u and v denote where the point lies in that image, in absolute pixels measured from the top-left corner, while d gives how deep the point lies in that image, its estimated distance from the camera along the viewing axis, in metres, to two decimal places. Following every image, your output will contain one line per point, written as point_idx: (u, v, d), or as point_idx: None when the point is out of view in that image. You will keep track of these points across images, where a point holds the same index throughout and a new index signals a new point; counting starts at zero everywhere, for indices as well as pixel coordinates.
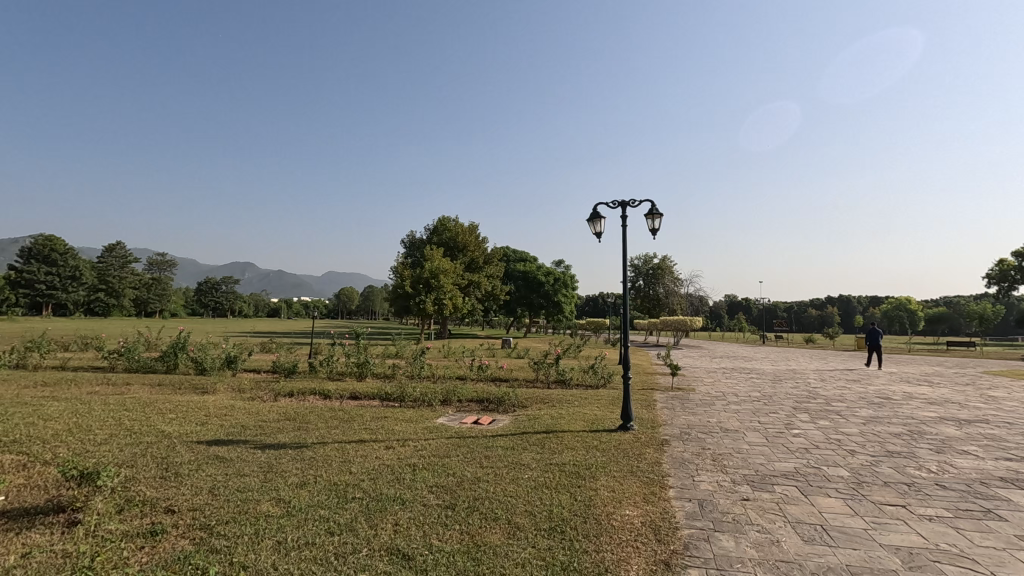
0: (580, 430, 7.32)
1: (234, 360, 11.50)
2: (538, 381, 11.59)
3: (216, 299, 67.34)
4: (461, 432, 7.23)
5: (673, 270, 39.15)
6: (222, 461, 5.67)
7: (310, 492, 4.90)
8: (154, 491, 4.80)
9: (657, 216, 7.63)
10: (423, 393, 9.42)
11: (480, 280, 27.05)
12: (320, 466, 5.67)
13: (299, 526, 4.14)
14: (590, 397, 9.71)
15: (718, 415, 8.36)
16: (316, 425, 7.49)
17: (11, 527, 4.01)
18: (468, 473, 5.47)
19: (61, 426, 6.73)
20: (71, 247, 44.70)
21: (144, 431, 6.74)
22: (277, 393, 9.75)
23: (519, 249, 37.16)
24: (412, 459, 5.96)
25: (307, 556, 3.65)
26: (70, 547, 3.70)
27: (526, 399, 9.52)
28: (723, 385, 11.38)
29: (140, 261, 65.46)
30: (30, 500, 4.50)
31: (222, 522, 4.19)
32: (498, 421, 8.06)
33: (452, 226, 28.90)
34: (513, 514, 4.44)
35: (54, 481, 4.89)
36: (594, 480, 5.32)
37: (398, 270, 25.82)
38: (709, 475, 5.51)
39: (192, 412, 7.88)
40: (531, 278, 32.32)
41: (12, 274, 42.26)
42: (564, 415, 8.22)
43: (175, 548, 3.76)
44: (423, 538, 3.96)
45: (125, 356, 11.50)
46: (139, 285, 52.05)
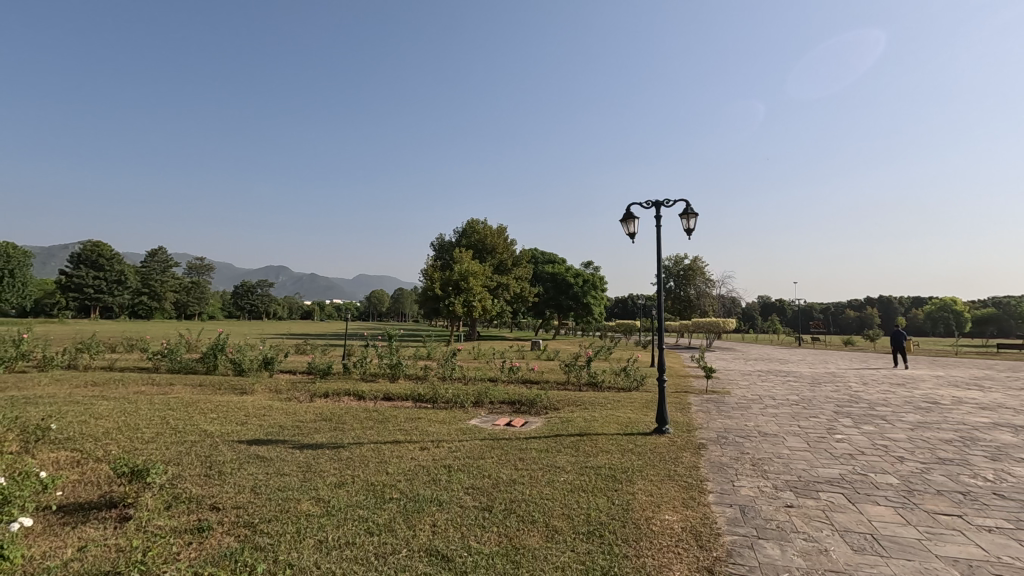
0: (614, 433, 7.23)
1: (271, 361, 11.78)
2: (569, 383, 11.53)
3: (251, 302, 69.16)
4: (494, 434, 7.24)
5: (704, 271, 38.44)
6: (263, 460, 5.80)
7: (348, 492, 4.97)
8: (200, 488, 4.94)
9: (692, 215, 7.50)
10: (455, 394, 9.46)
11: (508, 282, 27.10)
12: (357, 466, 5.74)
13: (338, 525, 4.20)
14: (623, 400, 9.60)
15: (755, 419, 8.15)
16: (351, 425, 7.61)
17: (67, 521, 4.17)
18: (504, 475, 5.47)
19: (110, 425, 7.00)
20: (117, 252, 46.56)
21: (188, 430, 6.93)
22: (313, 393, 9.96)
23: (547, 251, 37.08)
24: (447, 460, 5.99)
25: (348, 556, 3.69)
26: (122, 542, 3.82)
27: (558, 401, 9.48)
28: (759, 388, 11.12)
29: (181, 266, 67.81)
30: (84, 495, 4.68)
31: (265, 520, 4.28)
32: (531, 423, 8.03)
33: (481, 229, 29.05)
34: (551, 517, 4.41)
35: (106, 478, 5.08)
36: (631, 484, 5.24)
37: (427, 273, 26.03)
38: (749, 480, 5.38)
39: (232, 412, 8.09)
40: (559, 279, 32.23)
41: (63, 279, 44.26)
42: (597, 418, 8.13)
43: (221, 545, 3.86)
44: (462, 539, 3.97)
45: (168, 357, 11.91)
46: (179, 288, 53.89)
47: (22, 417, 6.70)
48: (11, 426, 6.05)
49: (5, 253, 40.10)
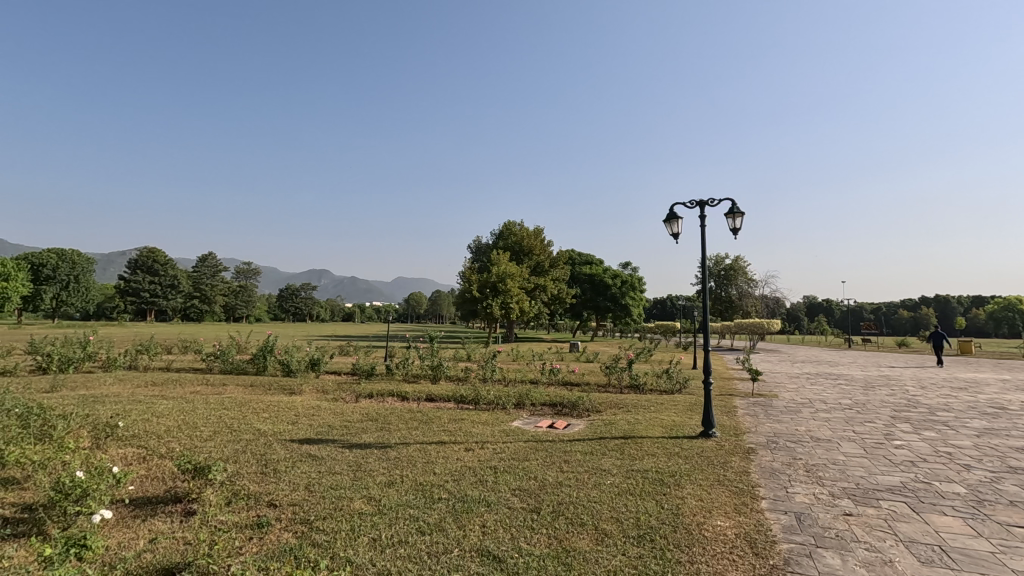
0: (659, 436, 7.12)
1: (318, 362, 12.15)
2: (610, 385, 11.44)
3: (295, 304, 71.25)
4: (537, 436, 7.25)
5: (746, 270, 37.51)
6: (315, 459, 5.95)
7: (398, 492, 5.05)
8: (258, 485, 5.13)
9: (739, 214, 7.33)
10: (497, 396, 9.51)
11: (546, 284, 27.08)
12: (405, 466, 5.85)
13: (390, 524, 4.28)
14: (666, 403, 9.45)
15: (806, 423, 7.89)
16: (397, 426, 7.75)
17: (137, 514, 4.40)
18: (550, 477, 5.47)
19: (172, 423, 7.34)
20: (170, 258, 48.87)
21: (243, 429, 7.21)
22: (358, 393, 10.20)
23: (584, 253, 36.84)
24: (493, 462, 6.02)
25: (402, 554, 3.76)
26: (189, 535, 4.00)
27: (600, 403, 9.40)
28: (809, 391, 10.76)
29: (229, 270, 70.44)
30: (152, 490, 4.93)
31: (320, 517, 4.40)
32: (573, 425, 8.00)
33: (517, 231, 29.09)
34: (600, 520, 4.38)
35: (171, 473, 5.33)
36: (681, 488, 5.16)
37: (465, 275, 26.22)
38: (804, 487, 5.21)
39: (283, 412, 8.35)
40: (597, 281, 31.99)
41: (121, 283, 46.73)
42: (641, 421, 8.02)
43: (281, 541, 3.99)
44: (512, 540, 4.00)
45: (221, 358, 12.43)
46: (228, 292, 55.94)
47: (93, 415, 7.10)
48: (84, 423, 6.43)
49: (71, 259, 42.79)
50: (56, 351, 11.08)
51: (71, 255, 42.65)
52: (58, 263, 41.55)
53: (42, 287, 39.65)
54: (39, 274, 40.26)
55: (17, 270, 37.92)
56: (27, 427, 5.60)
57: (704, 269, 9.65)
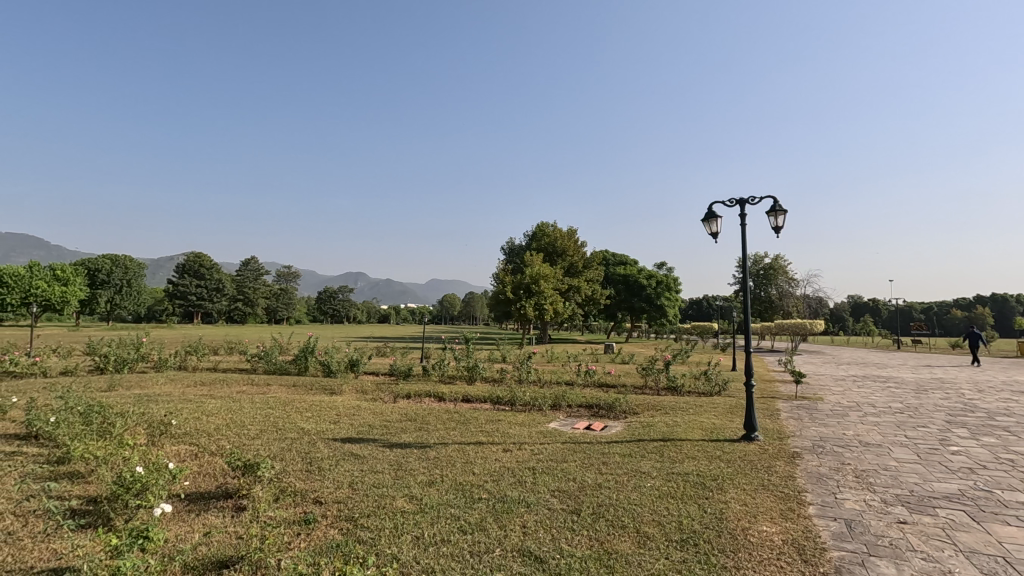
0: (699, 439, 7.01)
1: (357, 363, 12.42)
2: (646, 387, 11.29)
3: (333, 307, 72.82)
4: (574, 437, 7.20)
5: (786, 269, 36.35)
6: (357, 458, 6.08)
7: (438, 491, 5.12)
8: (304, 483, 5.27)
9: (781, 212, 7.15)
10: (534, 397, 9.50)
11: (580, 284, 26.96)
12: (444, 466, 5.92)
13: (432, 523, 4.33)
14: (706, 405, 9.26)
15: (854, 428, 7.62)
16: (435, 426, 7.86)
17: (192, 508, 4.59)
18: (589, 479, 5.44)
19: (221, 421, 7.62)
20: (215, 262, 50.70)
21: (288, 427, 7.43)
22: (396, 394, 10.37)
23: (618, 253, 36.45)
24: (531, 463, 6.03)
25: (445, 552, 3.81)
26: (241, 530, 4.15)
27: (638, 405, 9.29)
28: (856, 394, 10.38)
29: (270, 273, 72.43)
30: (205, 486, 5.14)
31: (364, 515, 4.50)
32: (610, 427, 7.95)
33: (551, 232, 29.04)
34: (641, 523, 4.34)
35: (221, 470, 5.54)
36: (723, 492, 5.06)
37: (499, 276, 26.31)
38: (853, 493, 5.04)
39: (325, 412, 8.56)
40: (631, 281, 31.63)
41: (170, 287, 48.73)
42: (680, 423, 7.90)
43: (327, 537, 4.09)
44: (554, 541, 4.00)
45: (265, 359, 12.82)
46: (270, 294, 57.65)
47: (148, 413, 7.44)
48: (140, 421, 6.75)
49: (123, 264, 44.82)
50: (112, 352, 11.64)
51: (125, 261, 44.74)
52: (113, 268, 43.64)
53: (97, 292, 41.73)
54: (95, 278, 42.47)
55: (75, 275, 40.07)
56: (89, 424, 5.93)
57: (744, 269, 9.44)
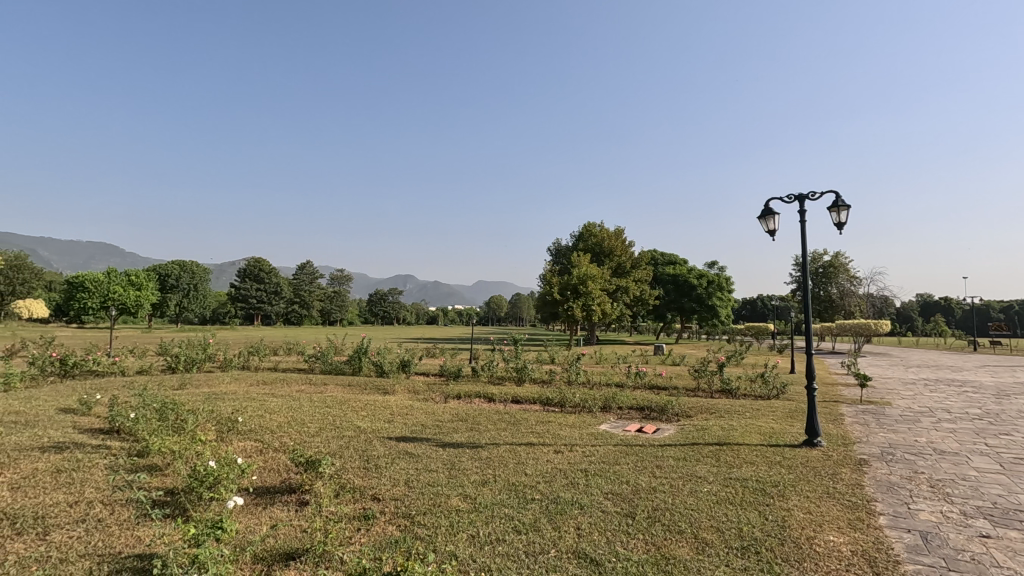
0: (757, 443, 6.78)
1: (408, 364, 12.71)
2: (699, 390, 11.00)
3: (384, 308, 74.61)
4: (626, 440, 7.11)
5: (847, 266, 34.63)
6: (411, 457, 6.22)
7: (492, 491, 5.17)
8: (362, 480, 5.44)
9: (843, 207, 6.82)
10: (583, 398, 9.44)
11: (628, 285, 26.59)
12: (497, 466, 5.98)
13: (487, 522, 4.38)
14: (763, 409, 8.94)
15: (928, 434, 7.17)
16: (486, 426, 7.93)
17: (259, 502, 4.82)
18: (643, 483, 5.36)
19: (283, 419, 7.95)
20: (274, 267, 52.86)
21: (345, 426, 7.68)
22: (447, 395, 10.54)
23: (667, 252, 35.67)
24: (582, 464, 6.01)
25: (501, 552, 3.84)
26: (305, 523, 4.31)
27: (691, 408, 9.07)
28: (929, 399, 9.76)
29: (324, 276, 74.87)
30: (271, 480, 5.38)
31: (421, 512, 4.60)
32: (663, 429, 7.80)
33: (597, 232, 28.81)
34: (699, 528, 4.25)
35: (285, 466, 5.79)
36: (785, 499, 4.87)
37: (545, 278, 26.28)
38: (929, 504, 4.75)
39: (380, 411, 8.80)
40: (681, 281, 30.94)
41: (232, 290, 51.20)
42: (737, 427, 7.66)
43: (386, 533, 4.20)
44: (609, 544, 3.97)
45: (322, 359, 13.30)
46: (325, 297, 59.66)
47: (217, 410, 7.86)
48: (209, 418, 7.14)
49: (190, 269, 47.37)
50: (182, 352, 12.36)
51: (192, 266, 47.21)
52: (180, 273, 46.19)
53: (167, 296, 44.31)
54: (165, 283, 45.09)
55: (148, 280, 42.67)
56: (165, 420, 6.32)
57: (804, 268, 9.07)
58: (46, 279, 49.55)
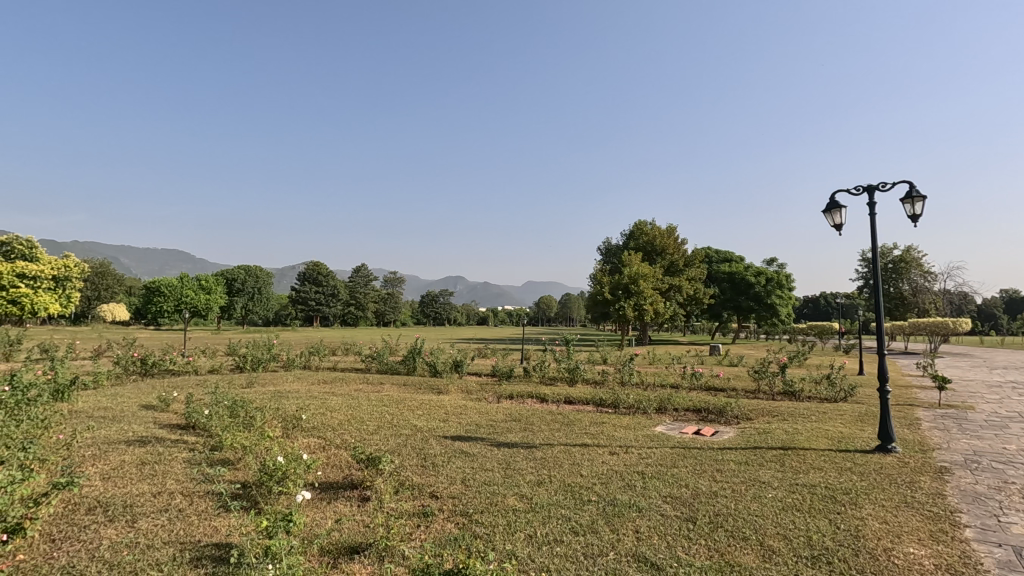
0: (825, 448, 6.47)
1: (461, 364, 12.88)
2: (759, 392, 10.59)
3: (436, 309, 75.91)
4: (683, 442, 6.95)
5: (920, 261, 32.49)
6: (467, 456, 6.30)
7: (548, 491, 5.17)
8: (421, 477, 5.56)
9: (918, 198, 6.40)
10: (638, 399, 9.29)
11: (681, 283, 25.93)
12: (552, 466, 5.97)
13: (544, 522, 4.38)
14: (829, 412, 8.52)
15: (1018, 442, 6.63)
16: (539, 427, 7.93)
17: (324, 497, 5.01)
18: (703, 487, 5.21)
19: (343, 417, 8.24)
20: (331, 270, 54.77)
21: (402, 424, 7.87)
22: (500, 395, 10.60)
23: (722, 250, 34.52)
24: (639, 466, 5.90)
25: (559, 552, 3.83)
26: (367, 518, 4.45)
27: (751, 411, 8.75)
28: (1018, 404, 9.00)
29: (379, 279, 76.97)
30: (334, 476, 5.59)
31: (479, 511, 4.65)
32: (722, 432, 7.57)
33: (648, 230, 28.24)
34: (765, 535, 4.09)
35: (346, 462, 6.00)
36: (858, 507, 4.62)
37: (595, 277, 25.98)
38: (1020, 516, 4.39)
39: (435, 411, 8.96)
40: (737, 279, 29.88)
41: (293, 293, 53.44)
42: (802, 431, 7.33)
43: (446, 530, 4.27)
44: (670, 549, 3.88)
45: (378, 360, 13.67)
46: (379, 298, 61.31)
47: (283, 408, 8.24)
48: (275, 415, 7.49)
49: (255, 274, 49.81)
50: (250, 353, 13.02)
51: (255, 271, 49.58)
52: (245, 278, 48.60)
53: (234, 299, 46.72)
54: (232, 287, 47.57)
55: (216, 284, 45.16)
56: (236, 416, 6.69)
57: (873, 264, 8.58)
58: (127, 285, 53.28)
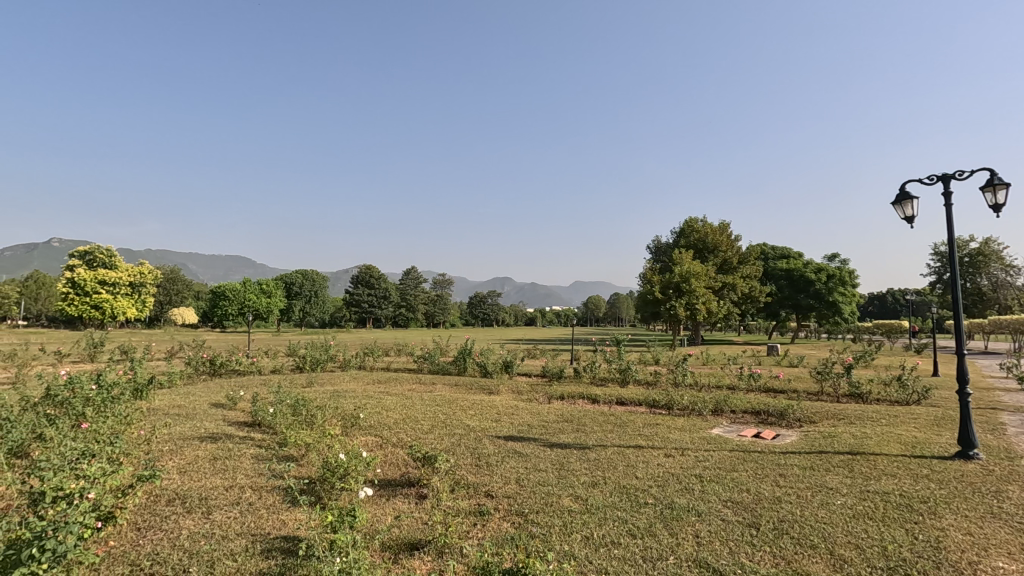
0: (897, 454, 6.12)
1: (511, 364, 12.95)
2: (823, 394, 10.11)
3: (484, 310, 76.50)
4: (742, 445, 6.73)
5: (1001, 255, 30.18)
6: (521, 456, 6.33)
7: (603, 493, 5.12)
8: (475, 476, 5.62)
9: (1000, 186, 5.96)
10: (693, 401, 9.04)
11: (735, 282, 25.10)
12: (606, 468, 5.91)
13: (601, 523, 4.35)
14: (901, 416, 8.03)
15: None
16: (592, 428, 7.86)
17: (384, 493, 5.15)
18: (765, 491, 5.03)
19: (398, 416, 8.44)
20: (383, 273, 56.15)
21: (455, 424, 7.99)
22: (550, 395, 10.58)
23: (779, 246, 33.15)
24: (697, 469, 5.76)
25: (618, 555, 3.79)
26: (425, 516, 4.53)
27: (815, 414, 8.35)
28: None
29: (428, 281, 78.28)
30: (393, 473, 5.73)
31: (534, 511, 4.65)
32: (784, 436, 7.26)
33: (700, 227, 27.49)
34: (834, 544, 3.90)
35: (403, 461, 6.14)
36: (937, 517, 4.34)
37: (645, 276, 25.51)
38: None
39: (487, 411, 9.03)
40: (796, 276, 28.62)
41: (347, 296, 55.16)
42: (871, 435, 6.95)
43: (502, 529, 4.31)
44: (733, 555, 3.77)
45: (430, 360, 13.92)
46: (429, 300, 62.37)
47: (341, 407, 8.53)
48: (335, 414, 7.75)
49: (312, 277, 51.73)
50: (309, 353, 13.54)
51: (312, 274, 51.49)
52: (303, 281, 50.55)
53: (292, 302, 48.69)
54: (291, 290, 49.58)
55: (276, 288, 47.20)
56: (299, 414, 6.96)
57: (950, 258, 8.01)
58: (196, 289, 56.54)
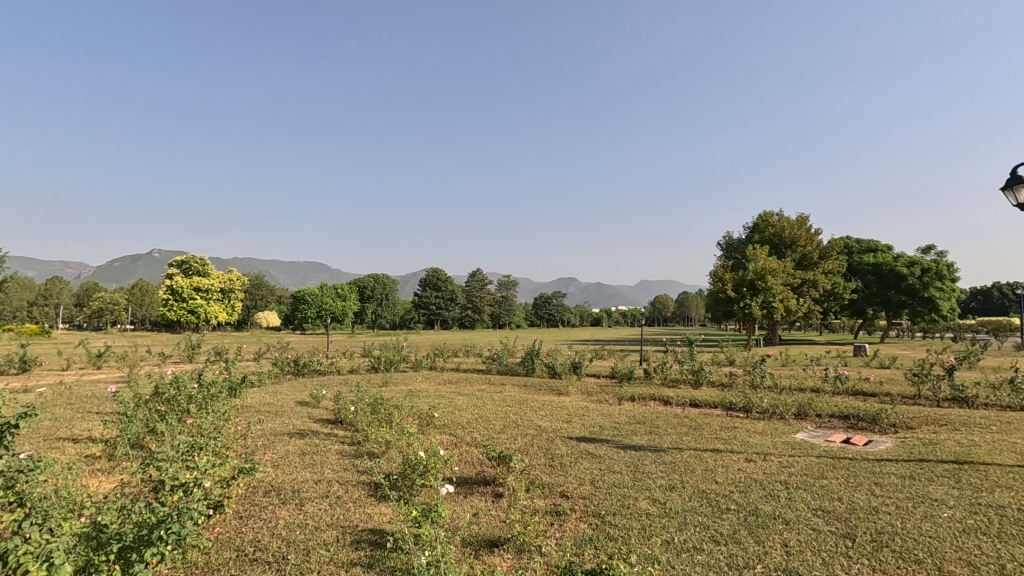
0: (1011, 464, 5.58)
1: (579, 366, 12.85)
2: (920, 397, 9.34)
3: (549, 311, 76.43)
4: (831, 451, 6.36)
5: None
6: (594, 457, 6.29)
7: (682, 497, 4.99)
8: (550, 477, 5.64)
9: None
10: (773, 404, 8.61)
11: (816, 278, 23.66)
12: (684, 471, 5.75)
13: (681, 528, 4.26)
14: (1015, 422, 7.31)
15: None
16: (666, 430, 7.67)
17: (461, 491, 5.27)
18: (860, 501, 4.73)
19: (470, 416, 8.60)
20: (449, 276, 57.30)
21: (526, 425, 8.04)
22: (621, 397, 10.41)
23: (865, 239, 30.95)
24: (782, 475, 5.50)
25: (700, 561, 3.69)
26: (503, 514, 4.61)
27: (912, 418, 7.74)
28: None
29: (493, 283, 79.17)
30: (468, 471, 5.86)
31: (610, 513, 4.62)
32: (877, 442, 6.79)
33: (776, 221, 26.14)
34: (943, 559, 3.62)
35: (477, 459, 6.26)
36: None
37: (716, 274, 24.56)
38: None
39: (557, 412, 9.02)
40: (885, 270, 26.64)
41: (416, 299, 56.78)
42: (981, 443, 6.36)
43: (579, 529, 4.31)
44: (826, 566, 3.58)
45: (499, 361, 14.09)
46: (494, 302, 63.03)
47: (416, 406, 8.79)
48: (411, 413, 7.99)
49: (383, 281, 53.64)
50: (384, 354, 14.08)
51: (383, 278, 53.38)
52: (375, 285, 52.50)
53: (365, 304, 50.68)
54: (363, 293, 51.67)
55: (350, 292, 49.28)
56: (377, 413, 7.26)
57: None
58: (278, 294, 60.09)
